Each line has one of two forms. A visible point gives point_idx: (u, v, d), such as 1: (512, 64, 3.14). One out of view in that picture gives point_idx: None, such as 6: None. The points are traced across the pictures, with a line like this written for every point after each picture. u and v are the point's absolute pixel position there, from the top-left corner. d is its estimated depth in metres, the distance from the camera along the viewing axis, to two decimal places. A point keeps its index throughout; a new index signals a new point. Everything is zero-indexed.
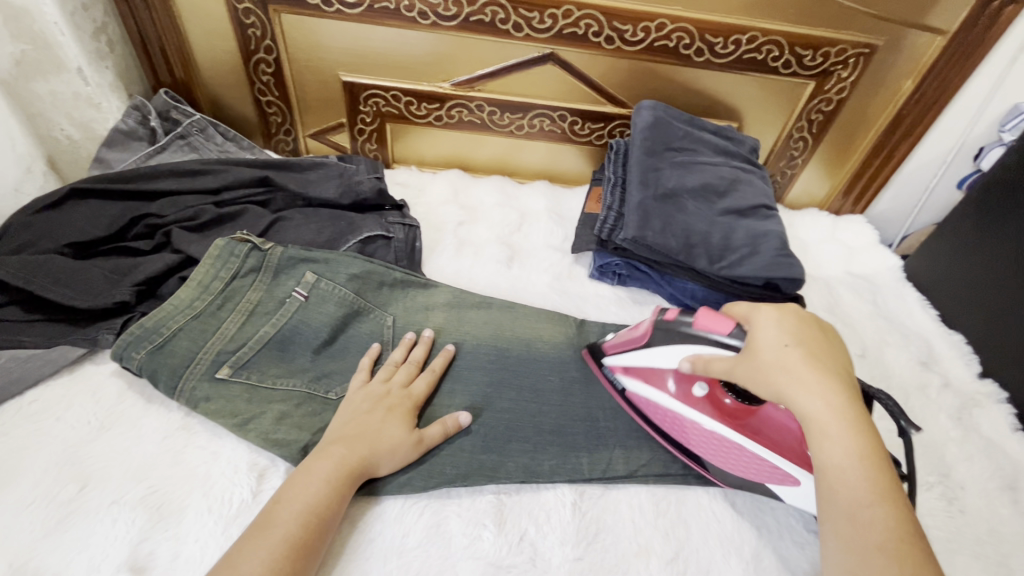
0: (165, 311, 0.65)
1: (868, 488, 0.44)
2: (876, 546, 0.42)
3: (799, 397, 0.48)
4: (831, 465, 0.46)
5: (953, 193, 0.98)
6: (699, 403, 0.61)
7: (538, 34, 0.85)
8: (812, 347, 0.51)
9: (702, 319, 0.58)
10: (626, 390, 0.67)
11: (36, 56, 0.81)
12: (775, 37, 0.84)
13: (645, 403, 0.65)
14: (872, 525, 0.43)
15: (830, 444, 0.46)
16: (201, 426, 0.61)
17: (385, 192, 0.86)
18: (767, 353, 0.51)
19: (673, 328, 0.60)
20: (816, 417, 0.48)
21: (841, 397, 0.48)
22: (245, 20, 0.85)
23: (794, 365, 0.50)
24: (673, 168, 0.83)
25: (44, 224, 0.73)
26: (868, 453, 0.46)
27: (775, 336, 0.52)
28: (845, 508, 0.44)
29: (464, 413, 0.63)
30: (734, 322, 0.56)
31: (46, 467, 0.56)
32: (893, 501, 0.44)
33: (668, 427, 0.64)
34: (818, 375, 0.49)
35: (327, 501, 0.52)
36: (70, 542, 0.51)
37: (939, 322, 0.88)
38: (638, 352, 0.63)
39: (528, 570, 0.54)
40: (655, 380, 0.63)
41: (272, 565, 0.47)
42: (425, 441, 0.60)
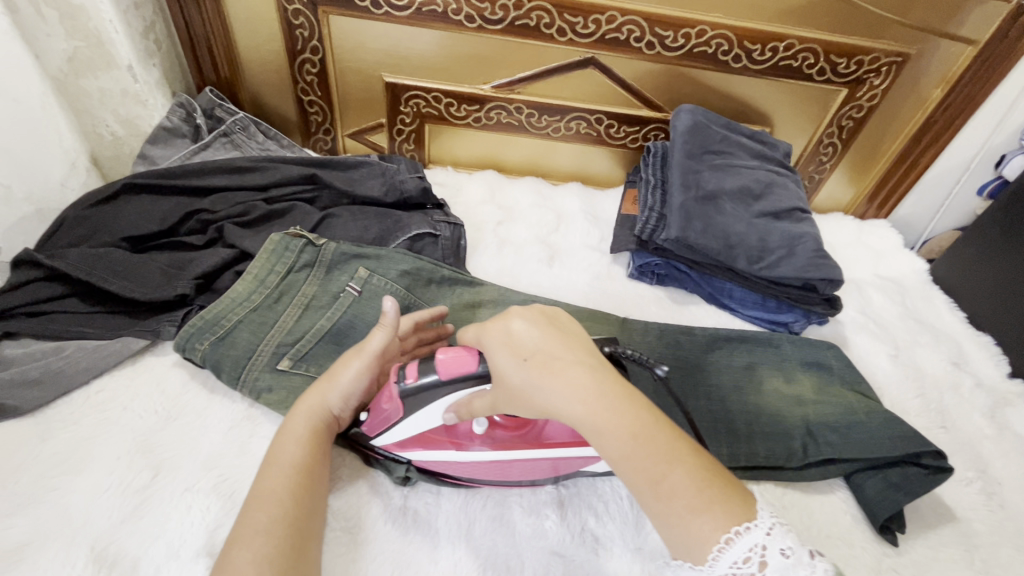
0: (225, 304, 0.66)
1: (655, 458, 0.41)
2: (690, 507, 0.40)
3: (559, 403, 0.44)
4: (613, 458, 0.42)
5: (973, 198, 1.01)
6: (487, 442, 0.56)
7: (581, 39, 0.87)
8: (557, 342, 0.47)
9: (445, 366, 0.51)
10: (413, 460, 0.58)
11: (88, 53, 0.82)
12: (811, 45, 0.87)
13: (438, 464, 0.58)
14: (677, 490, 0.41)
15: (603, 437, 0.42)
16: (264, 417, 0.62)
17: (428, 192, 0.87)
18: (514, 367, 0.46)
19: (421, 389, 0.52)
20: (582, 417, 0.43)
21: (593, 382, 0.44)
22: (295, 21, 0.87)
23: (538, 376, 0.45)
24: (712, 170, 0.85)
25: (99, 218, 0.75)
26: (637, 431, 0.42)
27: (509, 356, 0.47)
28: (649, 489, 0.41)
29: (387, 297, 0.54)
30: (475, 354, 0.51)
31: (117, 454, 0.57)
32: (681, 457, 0.42)
33: (473, 473, 0.58)
34: (568, 368, 0.45)
35: (310, 458, 0.51)
36: (145, 528, 0.52)
37: (967, 323, 0.91)
38: (400, 425, 0.55)
39: (592, 560, 0.56)
40: (433, 440, 0.57)
41: (271, 526, 0.45)
42: (367, 348, 0.56)
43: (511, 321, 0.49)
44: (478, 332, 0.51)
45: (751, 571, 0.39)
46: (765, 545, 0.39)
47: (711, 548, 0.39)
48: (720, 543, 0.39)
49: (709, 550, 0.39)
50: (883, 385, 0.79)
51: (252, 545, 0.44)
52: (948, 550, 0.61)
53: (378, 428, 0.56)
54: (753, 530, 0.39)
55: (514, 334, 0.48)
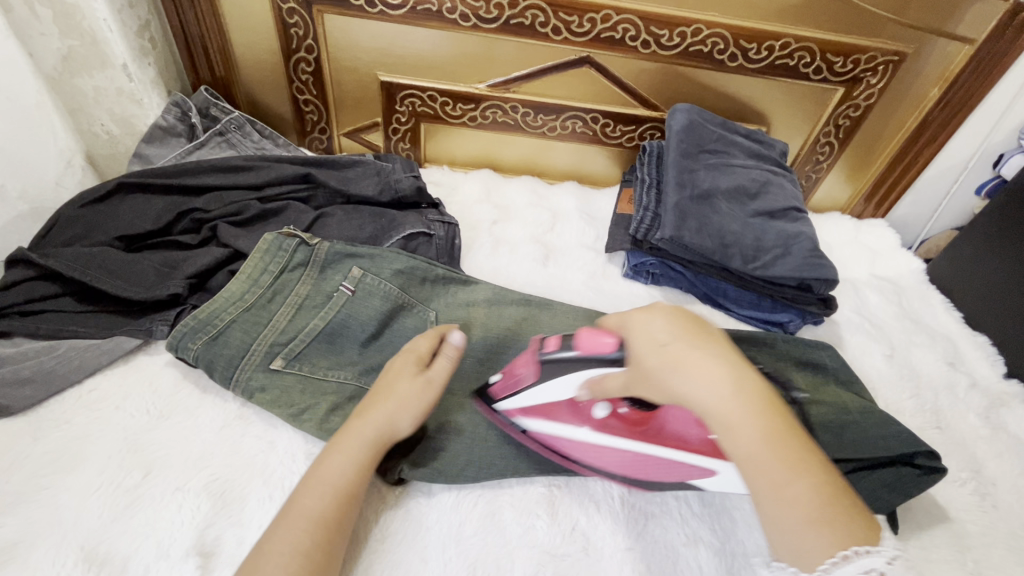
0: (218, 303, 0.66)
1: (785, 464, 0.42)
2: (808, 519, 0.40)
3: (692, 390, 0.43)
4: (742, 455, 0.42)
5: (971, 198, 1.01)
6: (607, 427, 0.57)
7: (576, 38, 0.87)
8: (701, 333, 0.46)
9: (583, 342, 0.53)
10: (529, 430, 0.60)
11: (83, 52, 0.82)
12: (808, 44, 0.86)
13: (553, 438, 0.60)
14: (800, 499, 0.41)
15: (735, 433, 0.42)
16: (256, 416, 0.63)
17: (423, 191, 0.87)
18: (653, 350, 0.46)
19: (556, 358, 0.55)
20: (718, 410, 0.43)
21: (732, 376, 0.43)
22: (289, 20, 0.87)
23: (676, 363, 0.44)
24: (708, 170, 0.85)
25: (93, 217, 0.75)
26: (773, 433, 0.42)
27: (650, 338, 0.47)
28: (771, 489, 0.42)
29: (457, 334, 0.62)
30: (613, 335, 0.51)
31: (110, 453, 0.57)
32: (809, 468, 0.42)
33: (583, 455, 0.59)
34: (709, 360, 0.44)
35: (355, 484, 0.53)
36: (136, 527, 0.52)
37: (963, 323, 0.90)
38: (531, 392, 0.58)
39: (582, 559, 0.56)
40: (555, 413, 0.58)
41: (303, 547, 0.48)
42: (435, 379, 0.59)
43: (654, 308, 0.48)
44: (621, 317, 0.51)
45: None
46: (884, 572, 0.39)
47: (823, 560, 0.39)
48: (835, 557, 0.39)
49: (820, 562, 0.39)
50: (878, 385, 0.79)
51: (286, 565, 0.46)
52: (941, 550, 0.61)
53: (508, 391, 0.59)
54: (872, 555, 0.39)
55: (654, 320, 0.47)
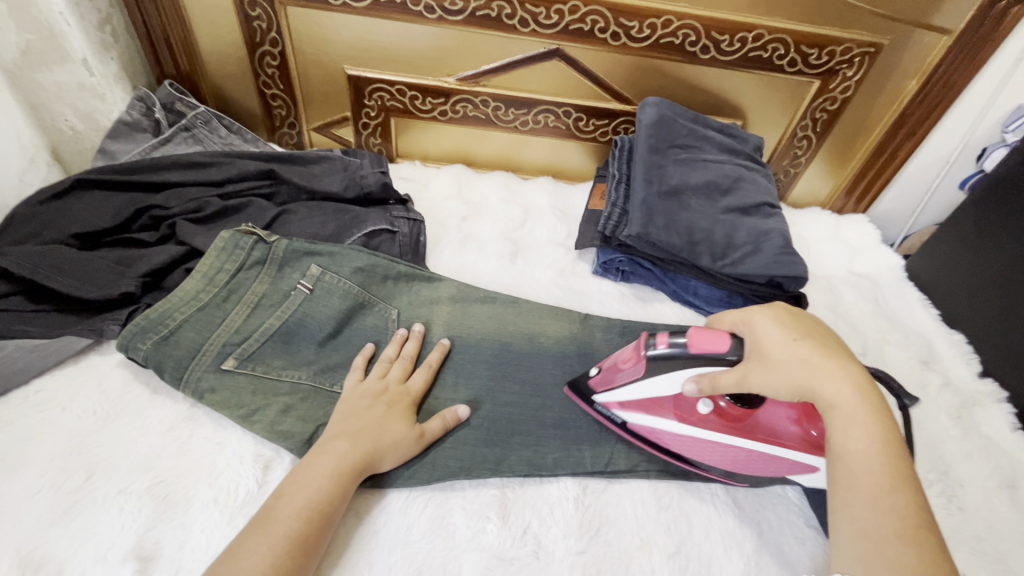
0: (171, 302, 0.65)
1: (891, 474, 0.46)
2: (897, 529, 0.43)
3: (823, 384, 0.50)
4: (854, 451, 0.47)
5: (955, 193, 0.98)
6: (707, 422, 0.60)
7: (544, 30, 0.85)
8: (831, 343, 0.53)
9: (696, 341, 0.55)
10: (628, 423, 0.64)
11: (40, 46, 0.81)
12: (781, 35, 0.84)
13: (651, 432, 0.63)
14: (894, 511, 0.44)
15: (854, 429, 0.48)
16: (206, 417, 0.62)
17: (389, 186, 0.86)
18: (783, 341, 0.52)
19: (668, 355, 0.57)
20: (839, 406, 0.49)
21: (861, 386, 0.50)
22: (251, 12, 0.85)
23: (811, 357, 0.51)
24: (678, 165, 0.83)
25: (49, 214, 0.73)
26: (888, 441, 0.47)
27: (781, 333, 0.53)
28: (871, 490, 0.45)
29: (463, 405, 0.63)
30: (728, 336, 0.55)
31: (53, 455, 0.56)
32: (910, 487, 0.45)
33: (680, 450, 0.62)
34: (849, 371, 0.50)
35: (328, 497, 0.51)
36: (77, 531, 0.51)
37: (940, 321, 0.89)
38: (637, 385, 0.60)
39: (531, 563, 0.55)
40: (657, 409, 0.62)
41: (273, 559, 0.46)
42: (427, 436, 0.60)
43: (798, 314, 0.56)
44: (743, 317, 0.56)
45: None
46: None
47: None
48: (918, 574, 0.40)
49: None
50: None
51: None
52: None
53: (610, 385, 0.63)
54: None
55: (799, 325, 0.54)
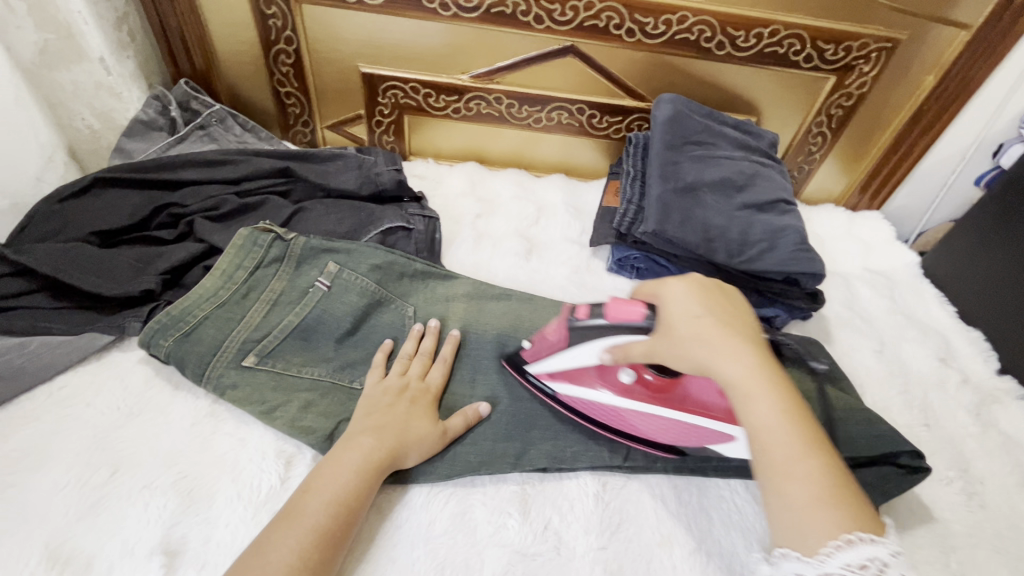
0: (192, 298, 0.66)
1: (798, 441, 0.45)
2: (815, 496, 0.43)
3: (719, 362, 0.48)
4: (761, 426, 0.46)
5: (970, 189, 0.98)
6: (631, 391, 0.62)
7: (559, 27, 0.85)
8: (728, 313, 0.52)
9: (612, 311, 0.58)
10: (558, 394, 0.65)
11: (58, 46, 0.81)
12: (797, 31, 0.84)
13: (580, 402, 0.64)
14: (809, 476, 0.43)
15: (756, 404, 0.46)
16: (228, 412, 0.62)
17: (404, 184, 0.86)
18: (685, 319, 0.51)
19: (587, 324, 0.61)
20: (739, 382, 0.47)
21: (756, 357, 0.48)
22: (266, 11, 0.86)
23: (709, 333, 0.49)
24: (693, 161, 0.83)
25: (68, 212, 0.74)
26: (789, 409, 0.46)
27: (683, 309, 0.52)
28: (780, 463, 0.44)
29: (485, 403, 0.64)
30: (643, 306, 0.57)
31: (78, 450, 0.56)
32: (818, 449, 0.45)
33: (608, 421, 0.63)
34: (738, 344, 0.49)
35: (353, 494, 0.52)
36: (104, 525, 0.52)
37: (957, 318, 0.88)
38: (564, 355, 0.63)
39: (553, 559, 0.55)
40: (585, 379, 0.64)
41: (301, 554, 0.47)
42: (450, 432, 0.60)
43: (695, 283, 0.54)
44: (655, 286, 0.56)
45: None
46: (887, 562, 0.39)
47: (827, 543, 0.40)
48: (838, 541, 0.40)
49: (825, 545, 0.40)
50: (865, 382, 0.77)
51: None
52: (925, 551, 0.60)
53: (543, 353, 0.65)
54: (875, 543, 0.40)
55: (694, 297, 0.53)
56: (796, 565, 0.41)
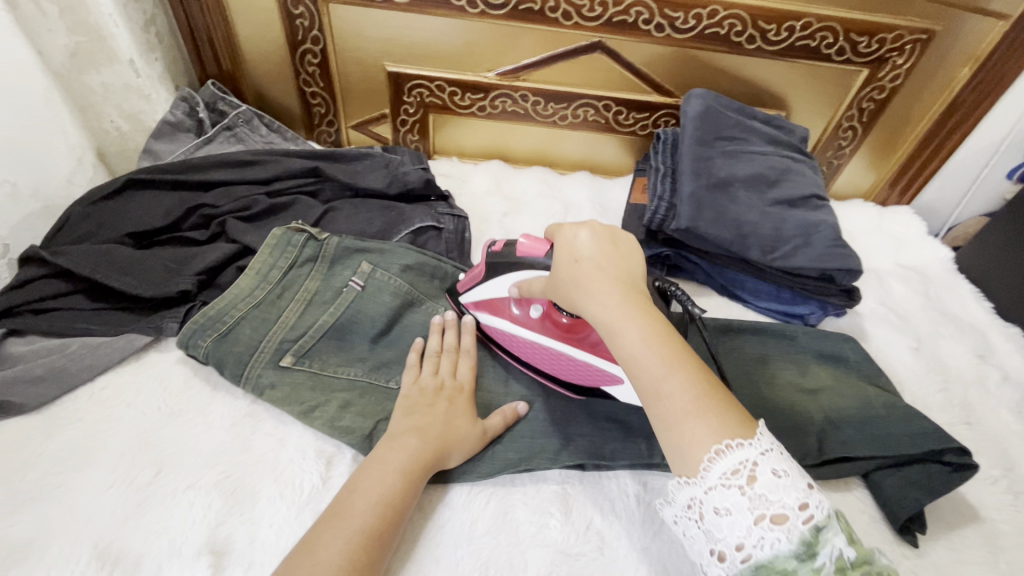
0: (228, 299, 0.66)
1: (660, 362, 0.45)
2: (685, 411, 0.43)
3: (588, 303, 0.49)
4: (628, 356, 0.46)
5: (1002, 182, 0.97)
6: (540, 326, 0.65)
7: (587, 22, 0.84)
8: (602, 252, 0.52)
9: (521, 246, 0.59)
10: (482, 322, 0.70)
11: (89, 48, 0.81)
12: (830, 23, 0.83)
13: (498, 332, 0.68)
14: (677, 392, 0.44)
15: (621, 335, 0.47)
16: (267, 413, 0.62)
17: (432, 183, 0.86)
18: (564, 265, 0.52)
19: (500, 257, 0.62)
20: (604, 316, 0.48)
21: (621, 290, 0.49)
22: (294, 11, 0.86)
23: (581, 275, 0.50)
24: (725, 157, 0.82)
25: (102, 214, 0.75)
26: (655, 333, 0.46)
27: (563, 254, 0.53)
28: (649, 389, 0.45)
29: (521, 401, 0.64)
30: (549, 243, 0.57)
31: (121, 451, 0.57)
32: (684, 365, 0.45)
33: (521, 352, 0.67)
34: (603, 281, 0.49)
35: (399, 492, 0.52)
36: (150, 524, 0.52)
37: (994, 314, 0.87)
38: (479, 287, 0.66)
39: (597, 559, 0.54)
40: (504, 312, 0.67)
41: (350, 554, 0.47)
42: (489, 432, 0.60)
43: (580, 228, 0.54)
44: (554, 232, 0.57)
45: (739, 484, 0.40)
46: (757, 462, 0.40)
47: (702, 457, 0.41)
48: (710, 453, 0.41)
49: (701, 459, 0.41)
50: (904, 380, 0.76)
51: None
52: (973, 552, 0.59)
53: (467, 284, 0.68)
54: (744, 447, 0.41)
55: (578, 241, 0.53)
56: (688, 490, 0.42)
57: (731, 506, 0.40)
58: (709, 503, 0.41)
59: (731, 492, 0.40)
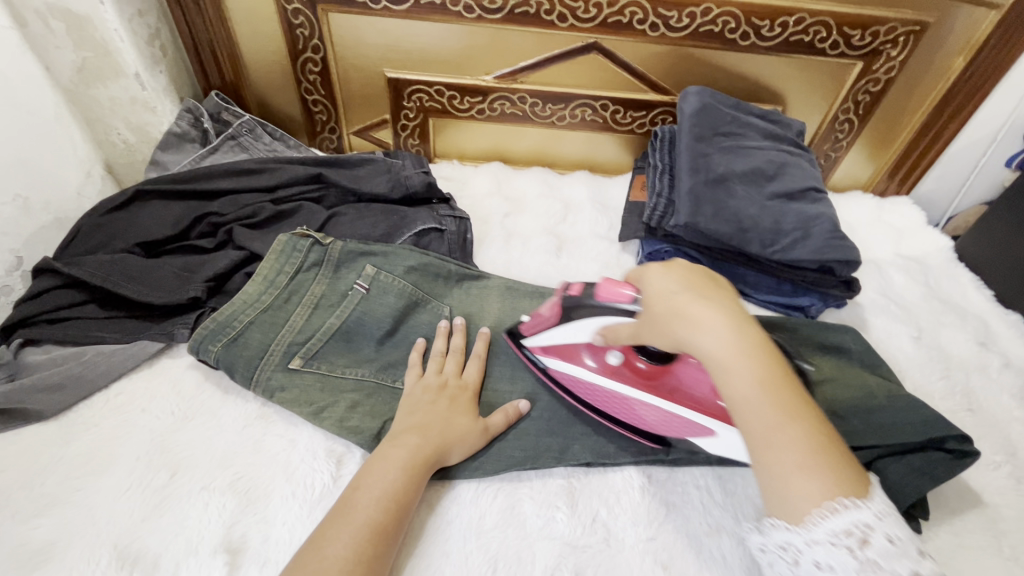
0: (236, 304, 0.67)
1: (777, 411, 0.44)
2: (797, 464, 0.43)
3: (695, 337, 0.47)
4: (738, 398, 0.46)
5: (1001, 171, 0.97)
6: (617, 373, 0.63)
7: (583, 24, 0.86)
8: (708, 286, 0.51)
9: (603, 292, 0.59)
10: (549, 368, 0.67)
11: (96, 63, 0.83)
12: (823, 17, 0.83)
13: (569, 379, 0.66)
14: (794, 446, 0.43)
15: (732, 377, 0.46)
16: (277, 415, 0.64)
17: (434, 186, 0.88)
18: (664, 295, 0.51)
19: (580, 302, 0.62)
20: (713, 355, 0.47)
21: (734, 328, 0.47)
22: (294, 21, 0.87)
23: (685, 307, 0.49)
24: (723, 153, 0.83)
25: (113, 225, 0.76)
26: (769, 378, 0.45)
27: (661, 284, 0.52)
28: (761, 435, 0.44)
29: (522, 399, 0.65)
30: (632, 289, 0.57)
31: (138, 454, 0.58)
32: (799, 414, 0.45)
33: (595, 400, 0.65)
34: (712, 315, 0.48)
35: (403, 488, 0.53)
36: (166, 525, 0.54)
37: (995, 302, 0.87)
38: (553, 331, 0.65)
39: (603, 550, 0.55)
40: (574, 357, 0.65)
41: (356, 548, 0.48)
42: (491, 428, 0.61)
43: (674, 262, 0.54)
44: (640, 274, 0.55)
45: (849, 544, 0.40)
46: (871, 525, 0.41)
47: (811, 511, 0.42)
48: (823, 509, 0.41)
49: (811, 513, 0.42)
50: (905, 368, 0.77)
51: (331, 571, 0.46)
52: (976, 536, 0.59)
53: (536, 328, 0.67)
54: (859, 508, 0.41)
55: (673, 273, 0.52)
56: (785, 534, 0.43)
57: (836, 563, 0.40)
58: (810, 554, 0.41)
59: (838, 551, 0.40)
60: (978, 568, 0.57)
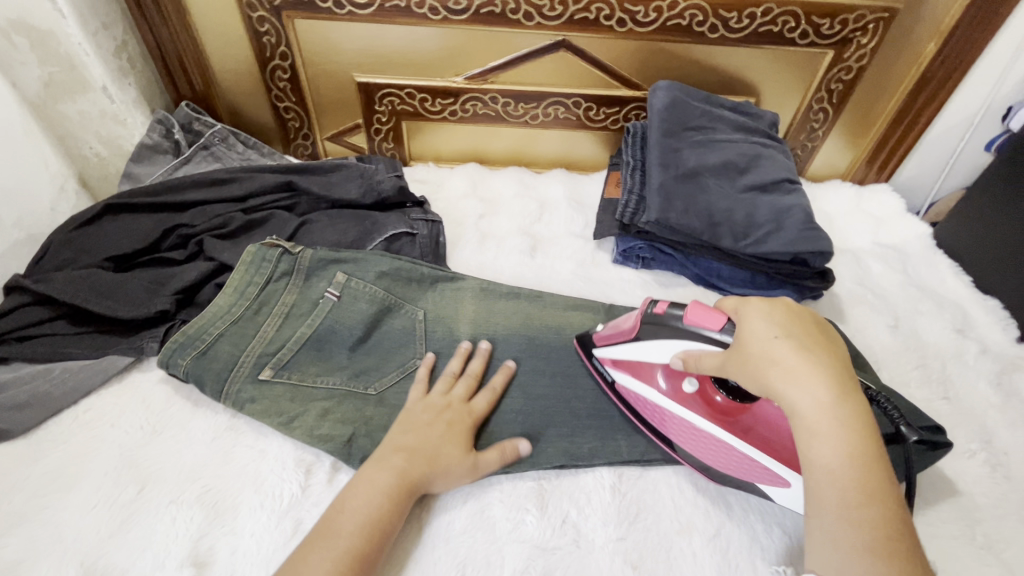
0: (206, 317, 0.67)
1: (861, 489, 0.44)
2: (867, 546, 0.42)
3: (789, 391, 0.47)
4: (820, 463, 0.45)
5: (981, 154, 0.96)
6: (690, 402, 0.60)
7: (550, 22, 0.85)
8: (815, 339, 0.49)
9: (692, 315, 0.56)
10: (616, 382, 0.65)
11: (63, 78, 0.83)
12: (790, 7, 0.83)
13: (635, 396, 0.64)
14: (865, 525, 0.43)
15: (819, 442, 0.45)
16: (247, 426, 0.63)
17: (406, 190, 0.87)
18: (763, 338, 0.50)
19: (664, 322, 0.59)
20: (805, 415, 0.46)
21: (834, 395, 0.46)
22: (260, 28, 0.87)
23: (785, 358, 0.48)
24: (694, 148, 0.82)
25: (82, 239, 0.76)
26: (859, 454, 0.45)
27: (764, 327, 0.50)
28: (838, 507, 0.44)
29: (524, 441, 0.61)
30: (725, 317, 0.54)
31: (106, 470, 0.58)
32: (880, 498, 0.44)
33: (660, 424, 0.62)
34: (812, 371, 0.47)
35: (385, 515, 0.53)
36: (134, 541, 0.54)
37: (973, 288, 0.87)
38: (628, 347, 0.62)
39: (573, 552, 0.55)
40: (644, 375, 0.62)
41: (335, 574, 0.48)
42: (481, 465, 0.58)
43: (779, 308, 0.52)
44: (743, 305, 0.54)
45: None
46: None
47: None
48: None
49: None
50: (881, 358, 0.76)
51: None
52: (949, 526, 0.59)
53: (610, 341, 0.64)
54: None
55: (772, 318, 0.51)
56: None
57: None
58: None
59: None
60: (950, 558, 0.56)
